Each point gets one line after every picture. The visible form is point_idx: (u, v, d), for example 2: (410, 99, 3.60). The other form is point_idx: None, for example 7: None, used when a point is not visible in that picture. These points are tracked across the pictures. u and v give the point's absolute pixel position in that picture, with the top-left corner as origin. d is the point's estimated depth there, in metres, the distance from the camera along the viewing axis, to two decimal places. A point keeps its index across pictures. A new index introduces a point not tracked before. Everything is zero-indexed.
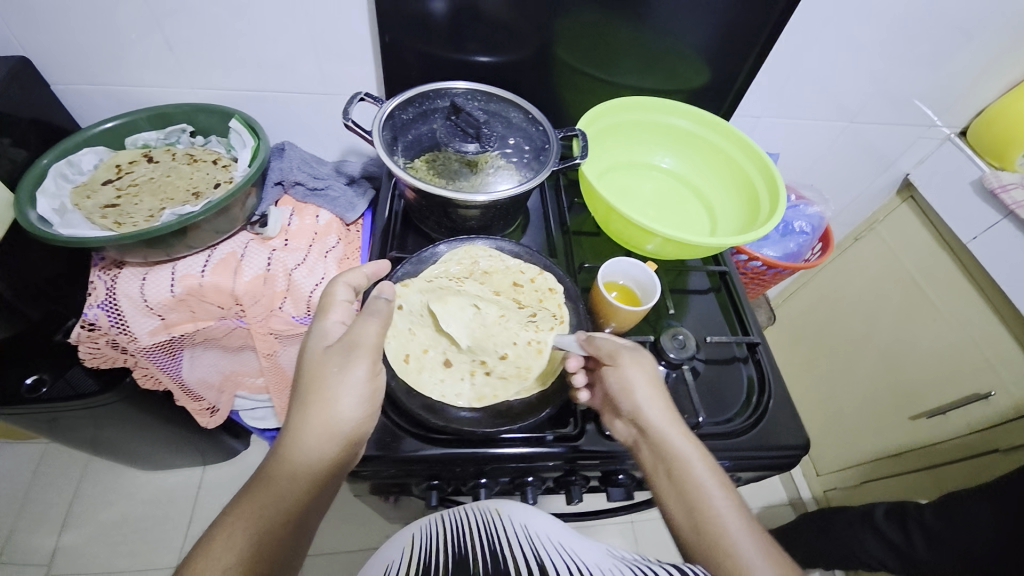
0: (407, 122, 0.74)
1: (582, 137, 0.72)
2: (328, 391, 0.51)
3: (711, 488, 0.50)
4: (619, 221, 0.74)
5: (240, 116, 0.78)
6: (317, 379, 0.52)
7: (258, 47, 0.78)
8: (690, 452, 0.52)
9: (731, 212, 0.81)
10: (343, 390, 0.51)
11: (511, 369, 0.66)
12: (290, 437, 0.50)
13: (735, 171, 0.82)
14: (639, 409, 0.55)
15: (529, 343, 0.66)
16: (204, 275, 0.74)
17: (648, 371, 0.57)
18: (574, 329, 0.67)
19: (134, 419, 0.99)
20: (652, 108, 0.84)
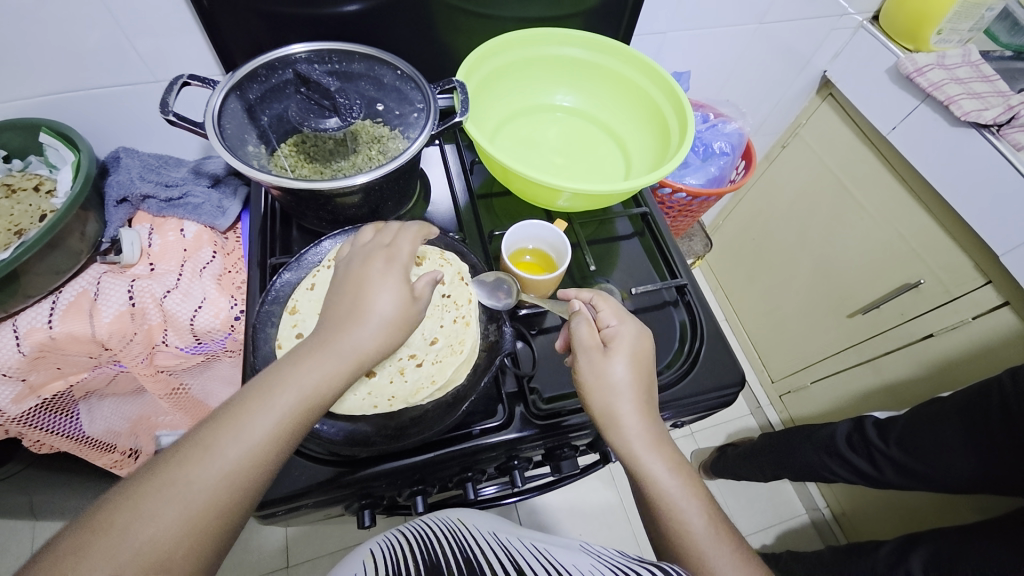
0: (258, 101, 0.64)
1: (460, 89, 0.62)
2: (365, 297, 0.45)
3: (664, 479, 0.46)
4: (522, 182, 0.66)
5: (48, 127, 0.65)
6: (358, 311, 0.44)
7: (49, 38, 0.63)
8: (641, 442, 0.47)
9: (644, 146, 0.75)
10: (372, 326, 0.44)
11: (422, 381, 0.57)
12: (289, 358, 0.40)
13: (640, 100, 0.75)
14: (590, 401, 0.49)
15: (447, 345, 0.59)
16: (52, 326, 0.63)
17: (594, 360, 0.50)
18: (485, 311, 0.62)
19: (57, 483, 0.90)
20: (543, 40, 0.74)
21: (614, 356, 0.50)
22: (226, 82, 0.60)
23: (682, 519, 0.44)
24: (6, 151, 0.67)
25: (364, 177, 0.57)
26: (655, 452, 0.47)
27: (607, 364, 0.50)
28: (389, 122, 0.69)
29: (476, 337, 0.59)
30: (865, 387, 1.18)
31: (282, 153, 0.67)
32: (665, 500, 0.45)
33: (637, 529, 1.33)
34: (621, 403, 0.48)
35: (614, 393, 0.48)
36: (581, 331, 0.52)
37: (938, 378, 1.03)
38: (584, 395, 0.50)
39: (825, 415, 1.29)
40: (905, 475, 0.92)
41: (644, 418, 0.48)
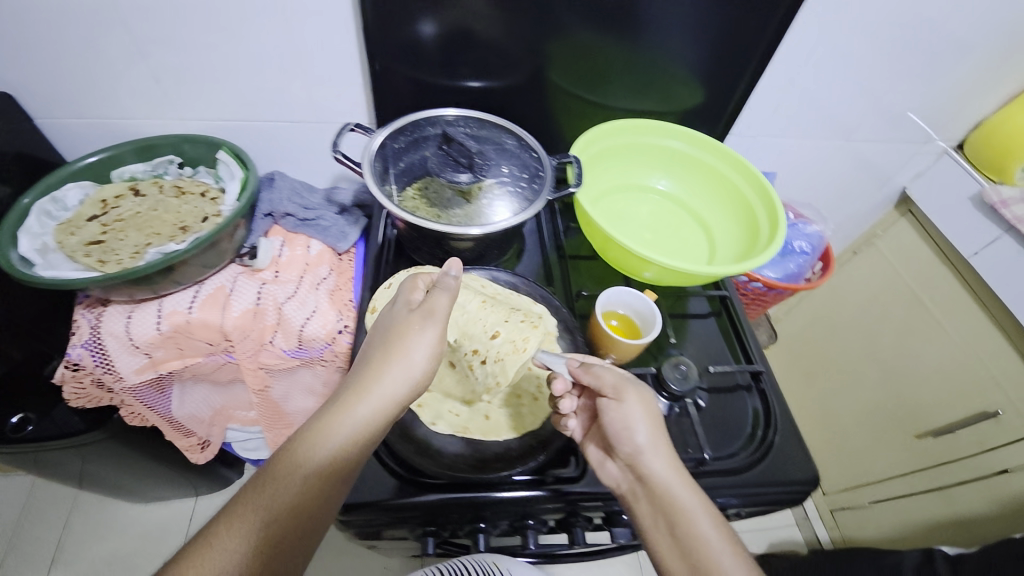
0: (398, 151, 0.71)
1: (575, 164, 0.71)
2: (402, 348, 0.54)
3: (702, 524, 0.48)
4: (614, 249, 0.71)
5: (228, 148, 0.77)
6: (399, 350, 0.54)
7: (251, 77, 0.77)
8: (677, 484, 0.50)
9: (729, 236, 0.79)
10: (416, 366, 0.53)
11: (491, 375, 0.62)
12: (339, 406, 0.50)
13: (734, 196, 0.80)
14: (625, 431, 0.53)
15: (509, 341, 0.62)
16: (191, 311, 0.71)
17: (617, 405, 0.54)
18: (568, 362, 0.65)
19: (124, 457, 0.96)
20: (646, 131, 0.81)
21: (639, 401, 0.54)
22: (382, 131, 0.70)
23: (718, 563, 0.46)
24: (182, 159, 0.80)
25: (486, 228, 0.63)
26: (687, 487, 0.50)
27: (634, 427, 0.52)
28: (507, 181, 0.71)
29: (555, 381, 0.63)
30: (933, 516, 1.13)
31: (405, 194, 0.70)
32: (701, 547, 0.47)
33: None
34: (657, 444, 0.52)
35: (645, 428, 0.52)
36: (594, 375, 0.56)
37: (1016, 519, 0.98)
38: (624, 433, 0.53)
39: (886, 541, 1.21)
40: None
41: (675, 463, 0.52)
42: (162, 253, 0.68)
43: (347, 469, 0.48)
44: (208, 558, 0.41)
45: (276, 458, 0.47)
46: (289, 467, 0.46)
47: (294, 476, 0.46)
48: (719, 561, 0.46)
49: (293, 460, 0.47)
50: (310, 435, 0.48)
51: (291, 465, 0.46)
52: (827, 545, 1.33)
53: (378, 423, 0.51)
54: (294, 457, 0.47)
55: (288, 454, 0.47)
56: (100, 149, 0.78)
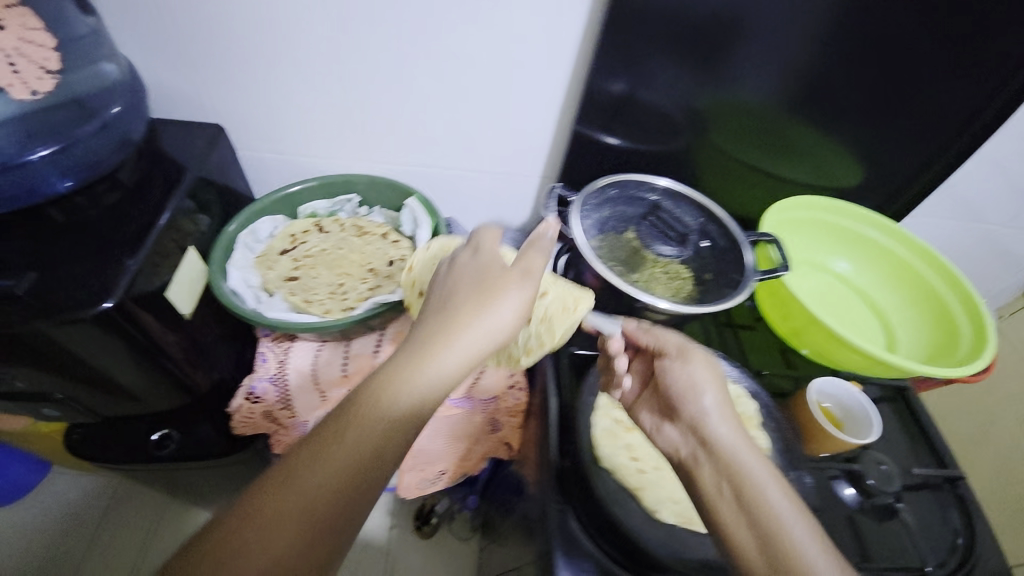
0: (607, 205, 0.74)
1: (777, 244, 0.69)
2: (490, 296, 0.48)
3: (781, 509, 0.42)
4: (814, 331, 0.68)
5: (416, 194, 0.77)
6: (485, 301, 0.48)
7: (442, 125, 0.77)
8: (752, 455, 0.46)
9: (916, 335, 0.76)
10: (502, 318, 0.47)
11: (534, 337, 0.60)
12: (410, 353, 0.44)
13: (926, 296, 0.77)
14: (689, 393, 0.51)
15: (560, 301, 0.60)
16: (377, 356, 0.71)
17: (677, 362, 0.53)
18: (780, 452, 0.61)
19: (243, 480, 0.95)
20: (835, 212, 0.82)
21: (692, 367, 0.53)
22: (598, 186, 0.73)
23: (801, 552, 0.39)
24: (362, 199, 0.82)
25: (675, 308, 0.63)
26: (757, 458, 0.46)
27: (701, 395, 0.50)
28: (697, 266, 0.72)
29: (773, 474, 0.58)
30: None
31: (598, 245, 0.72)
32: (775, 529, 0.41)
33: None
34: (720, 411, 0.49)
35: (711, 389, 0.51)
36: (657, 340, 0.56)
37: None
38: (685, 399, 0.51)
39: None
40: None
41: (748, 440, 0.47)
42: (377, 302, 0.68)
43: (408, 430, 0.42)
44: (276, 495, 0.38)
45: (333, 415, 0.42)
46: (362, 406, 0.41)
47: (355, 443, 0.40)
48: (800, 546, 0.40)
49: (359, 420, 0.41)
50: (379, 388, 0.42)
51: (351, 422, 0.41)
52: None
53: (455, 376, 0.45)
54: (368, 398, 0.42)
55: (349, 408, 0.42)
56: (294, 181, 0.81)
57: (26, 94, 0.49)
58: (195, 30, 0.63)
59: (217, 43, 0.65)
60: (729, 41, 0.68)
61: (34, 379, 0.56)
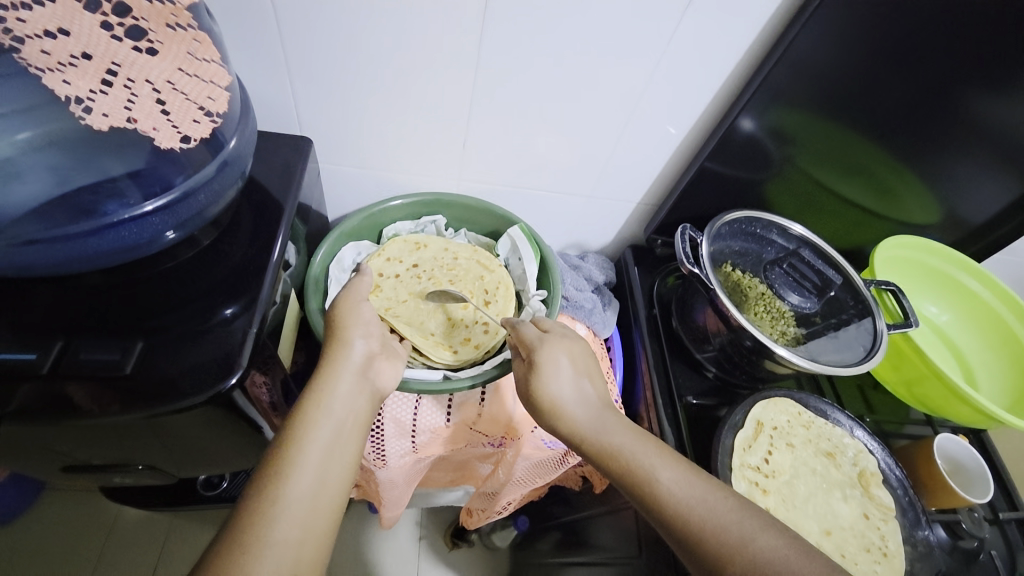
0: (726, 241, 0.72)
1: (901, 295, 0.67)
2: (347, 331, 0.53)
3: (676, 485, 0.43)
4: (930, 384, 0.68)
5: (523, 225, 0.70)
6: (332, 368, 0.49)
7: (548, 151, 0.70)
8: (644, 450, 0.47)
9: (996, 382, 0.77)
10: (357, 348, 0.52)
11: (486, 324, 0.65)
12: (301, 413, 0.45)
13: (1007, 344, 0.79)
14: (544, 376, 0.52)
15: (503, 280, 0.69)
16: (483, 402, 0.66)
17: (553, 347, 0.54)
18: (904, 513, 0.61)
19: None
20: (929, 253, 0.83)
21: (567, 343, 0.55)
22: (724, 218, 0.70)
23: (711, 512, 0.41)
24: (450, 221, 0.74)
25: (821, 368, 0.60)
26: (649, 448, 0.47)
27: (559, 389, 0.52)
28: (823, 319, 0.69)
29: (904, 551, 0.58)
30: None
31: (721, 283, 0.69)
32: (681, 504, 0.42)
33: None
34: (568, 393, 0.52)
35: (562, 375, 0.52)
36: (525, 328, 0.56)
37: None
38: (534, 394, 0.52)
39: None
40: None
41: (634, 430, 0.49)
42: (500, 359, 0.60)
43: (332, 498, 0.42)
44: None
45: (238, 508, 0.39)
46: (256, 517, 0.38)
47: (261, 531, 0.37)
48: (707, 508, 0.41)
49: (272, 505, 0.39)
50: (285, 458, 0.41)
51: (269, 500, 0.39)
52: None
53: (347, 443, 0.45)
54: (265, 498, 0.39)
55: (269, 487, 0.40)
56: (382, 197, 0.74)
57: (176, 141, 0.39)
58: (287, 32, 0.53)
59: (310, 49, 0.54)
60: (866, 87, 0.65)
61: (117, 453, 0.48)
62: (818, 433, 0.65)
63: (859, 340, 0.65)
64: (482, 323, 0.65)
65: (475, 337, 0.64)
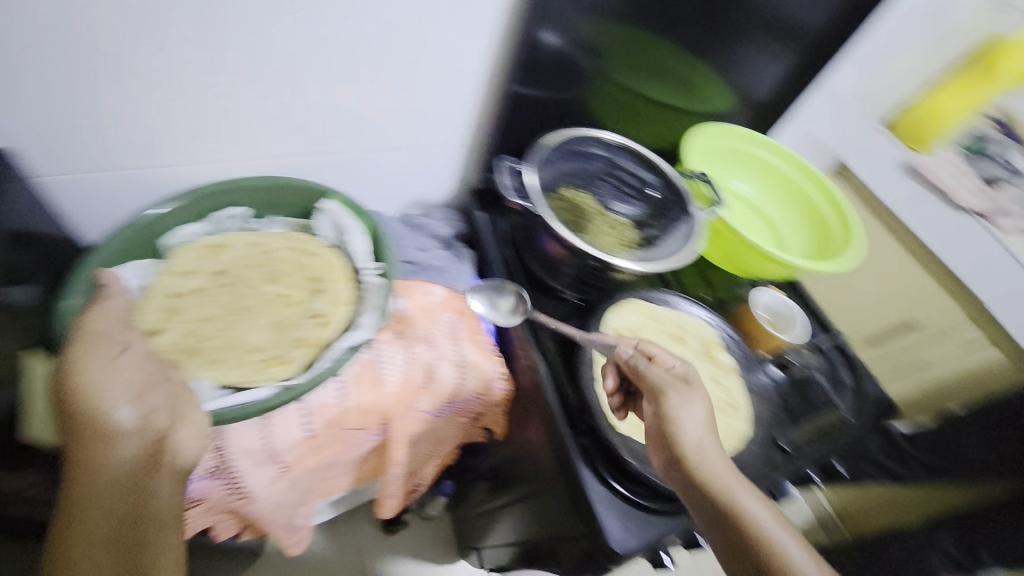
0: (551, 169, 0.71)
1: (710, 181, 0.73)
2: (102, 402, 0.41)
3: (775, 530, 0.45)
4: (745, 254, 0.77)
5: (337, 195, 0.63)
6: (88, 462, 0.40)
7: (340, 103, 0.61)
8: (734, 481, 0.48)
9: (800, 239, 0.88)
10: (124, 425, 0.41)
11: (322, 313, 0.57)
12: (65, 516, 0.39)
13: (804, 202, 0.89)
14: (674, 422, 0.51)
15: (331, 262, 0.61)
16: (345, 400, 0.60)
17: (683, 395, 0.53)
18: (743, 367, 0.71)
19: None
20: (732, 137, 0.89)
21: (698, 392, 0.54)
22: (542, 144, 0.70)
23: (787, 558, 0.44)
24: (254, 209, 0.63)
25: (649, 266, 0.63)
26: (749, 493, 0.48)
27: (682, 429, 0.51)
28: (651, 218, 0.73)
29: (747, 397, 0.68)
30: None
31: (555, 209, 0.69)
32: (773, 549, 0.44)
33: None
34: (702, 440, 0.51)
35: (695, 420, 0.52)
36: (651, 369, 0.55)
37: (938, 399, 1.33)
38: (674, 430, 0.51)
39: None
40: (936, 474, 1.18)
41: (724, 464, 0.51)
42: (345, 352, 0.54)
43: None
44: None
45: None
46: None
47: None
48: (794, 561, 0.43)
49: None
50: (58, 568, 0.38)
51: None
52: None
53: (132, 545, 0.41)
54: None
55: None
56: (155, 202, 0.60)
57: None
58: None
59: None
60: None
61: None
62: (664, 321, 0.72)
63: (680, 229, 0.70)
64: (312, 314, 0.57)
65: (310, 329, 0.56)
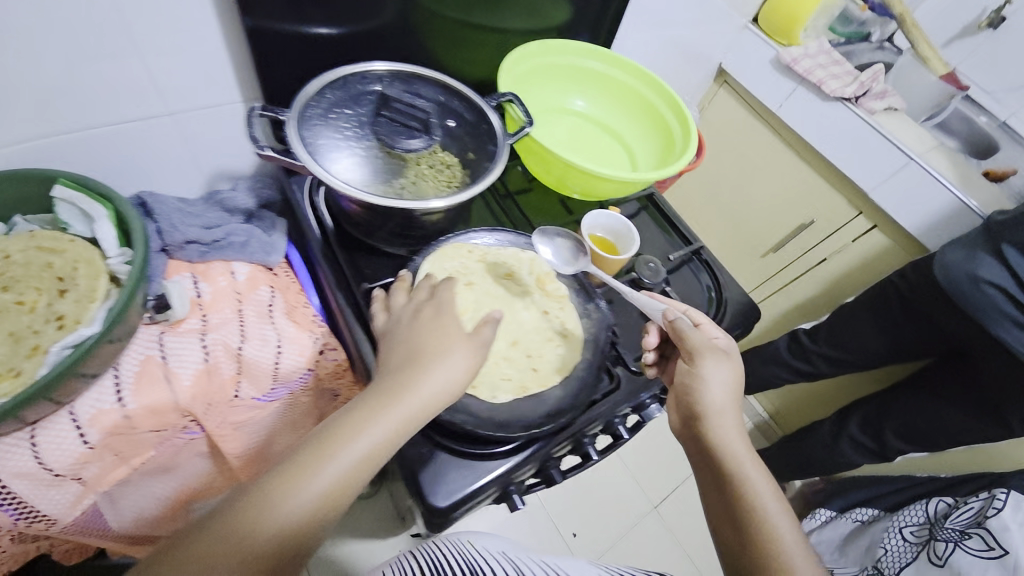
0: (321, 120, 0.61)
1: (518, 100, 0.68)
2: (424, 370, 0.46)
3: (763, 495, 0.53)
4: (573, 176, 0.73)
5: (64, 179, 0.54)
6: (387, 403, 0.44)
7: (50, 71, 0.51)
8: (745, 457, 0.55)
9: (647, 150, 0.85)
10: (438, 378, 0.46)
11: (70, 313, 0.51)
12: (257, 503, 0.39)
13: (648, 110, 0.85)
14: (702, 389, 0.58)
15: (83, 255, 0.54)
16: (125, 404, 0.54)
17: (717, 359, 0.59)
18: (577, 293, 0.68)
19: None
20: (561, 50, 0.82)
21: (729, 361, 0.60)
22: (306, 94, 0.60)
23: (772, 525, 0.51)
24: None
25: (453, 199, 0.58)
26: (753, 466, 0.55)
27: (707, 395, 0.58)
28: (454, 142, 0.66)
29: (581, 323, 0.66)
30: (782, 311, 1.51)
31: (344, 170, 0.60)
32: (757, 510, 0.52)
33: (644, 484, 1.52)
34: (726, 401, 0.58)
35: (718, 388, 0.58)
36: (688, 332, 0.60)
37: (835, 291, 1.37)
38: (697, 391, 0.58)
39: (755, 340, 1.62)
40: (834, 364, 1.23)
41: (741, 437, 0.57)
42: (73, 347, 0.49)
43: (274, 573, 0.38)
44: None
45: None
46: None
47: None
48: (776, 526, 0.51)
49: None
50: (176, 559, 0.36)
51: None
52: None
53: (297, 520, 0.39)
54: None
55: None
56: None
57: None
58: None
59: None
60: None
61: None
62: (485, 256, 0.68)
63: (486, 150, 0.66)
64: (55, 318, 0.51)
65: (58, 333, 0.50)
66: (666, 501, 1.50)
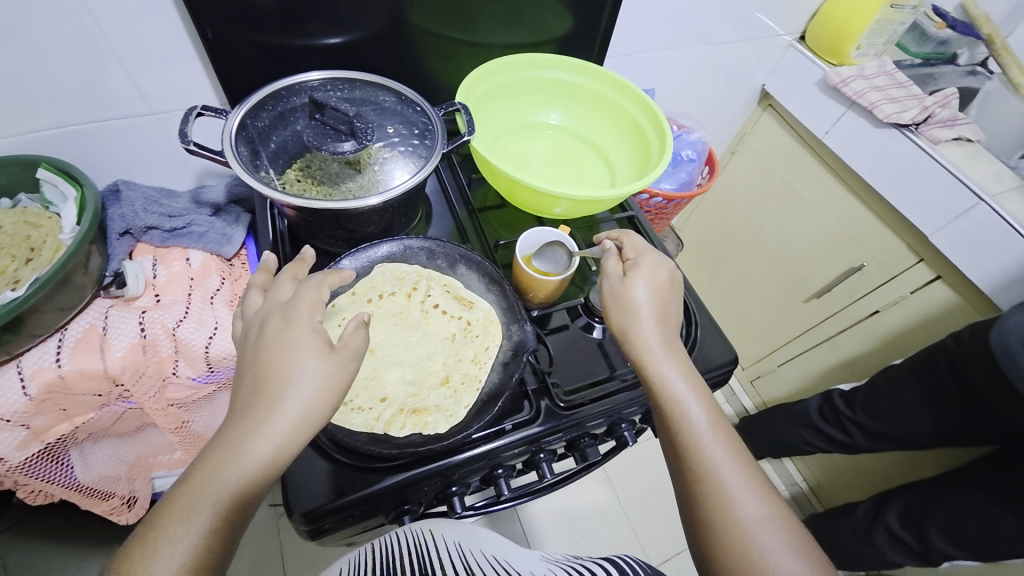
0: (265, 129, 0.64)
1: (464, 110, 0.67)
2: (284, 371, 0.40)
3: (687, 405, 0.48)
4: (524, 191, 0.70)
5: (45, 162, 0.61)
6: (257, 416, 0.39)
7: (40, 71, 0.59)
8: (660, 365, 0.51)
9: (626, 165, 0.80)
10: (301, 387, 0.40)
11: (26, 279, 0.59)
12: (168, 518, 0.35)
13: (628, 124, 0.81)
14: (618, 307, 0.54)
15: (52, 230, 0.62)
16: (61, 364, 0.60)
17: (625, 280, 0.55)
18: (504, 313, 0.65)
19: None
20: (534, 64, 0.80)
21: (649, 271, 0.56)
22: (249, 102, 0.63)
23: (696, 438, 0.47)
24: None
25: (379, 197, 0.58)
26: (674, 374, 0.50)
27: (618, 309, 0.54)
28: (398, 145, 0.67)
29: (501, 341, 0.64)
30: (824, 364, 1.32)
31: (287, 177, 0.64)
32: (679, 422, 0.48)
33: (646, 540, 1.34)
34: (642, 315, 0.53)
35: (632, 302, 0.54)
36: (608, 264, 0.58)
37: (889, 348, 1.17)
38: (609, 309, 0.55)
39: (792, 394, 1.42)
40: (871, 436, 1.03)
41: (664, 343, 0.52)
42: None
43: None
44: None
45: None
46: None
47: None
48: (695, 434, 0.47)
49: None
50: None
51: None
52: (752, 411, 1.54)
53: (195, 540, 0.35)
54: None
55: None
56: None
57: None
58: None
59: None
60: None
61: None
62: (428, 289, 0.68)
63: (424, 153, 0.66)
64: (13, 281, 0.59)
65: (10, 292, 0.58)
66: (669, 564, 1.32)
